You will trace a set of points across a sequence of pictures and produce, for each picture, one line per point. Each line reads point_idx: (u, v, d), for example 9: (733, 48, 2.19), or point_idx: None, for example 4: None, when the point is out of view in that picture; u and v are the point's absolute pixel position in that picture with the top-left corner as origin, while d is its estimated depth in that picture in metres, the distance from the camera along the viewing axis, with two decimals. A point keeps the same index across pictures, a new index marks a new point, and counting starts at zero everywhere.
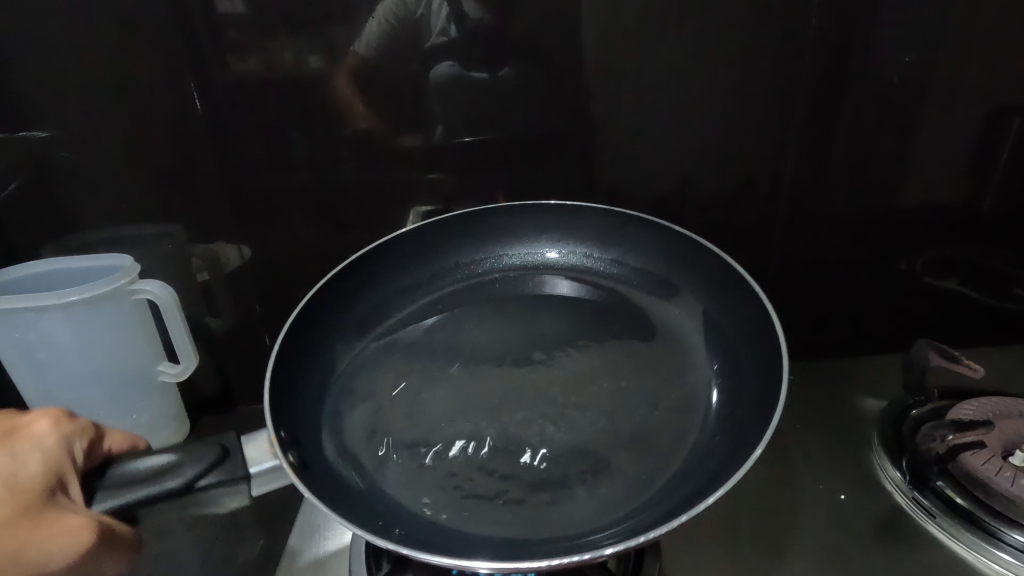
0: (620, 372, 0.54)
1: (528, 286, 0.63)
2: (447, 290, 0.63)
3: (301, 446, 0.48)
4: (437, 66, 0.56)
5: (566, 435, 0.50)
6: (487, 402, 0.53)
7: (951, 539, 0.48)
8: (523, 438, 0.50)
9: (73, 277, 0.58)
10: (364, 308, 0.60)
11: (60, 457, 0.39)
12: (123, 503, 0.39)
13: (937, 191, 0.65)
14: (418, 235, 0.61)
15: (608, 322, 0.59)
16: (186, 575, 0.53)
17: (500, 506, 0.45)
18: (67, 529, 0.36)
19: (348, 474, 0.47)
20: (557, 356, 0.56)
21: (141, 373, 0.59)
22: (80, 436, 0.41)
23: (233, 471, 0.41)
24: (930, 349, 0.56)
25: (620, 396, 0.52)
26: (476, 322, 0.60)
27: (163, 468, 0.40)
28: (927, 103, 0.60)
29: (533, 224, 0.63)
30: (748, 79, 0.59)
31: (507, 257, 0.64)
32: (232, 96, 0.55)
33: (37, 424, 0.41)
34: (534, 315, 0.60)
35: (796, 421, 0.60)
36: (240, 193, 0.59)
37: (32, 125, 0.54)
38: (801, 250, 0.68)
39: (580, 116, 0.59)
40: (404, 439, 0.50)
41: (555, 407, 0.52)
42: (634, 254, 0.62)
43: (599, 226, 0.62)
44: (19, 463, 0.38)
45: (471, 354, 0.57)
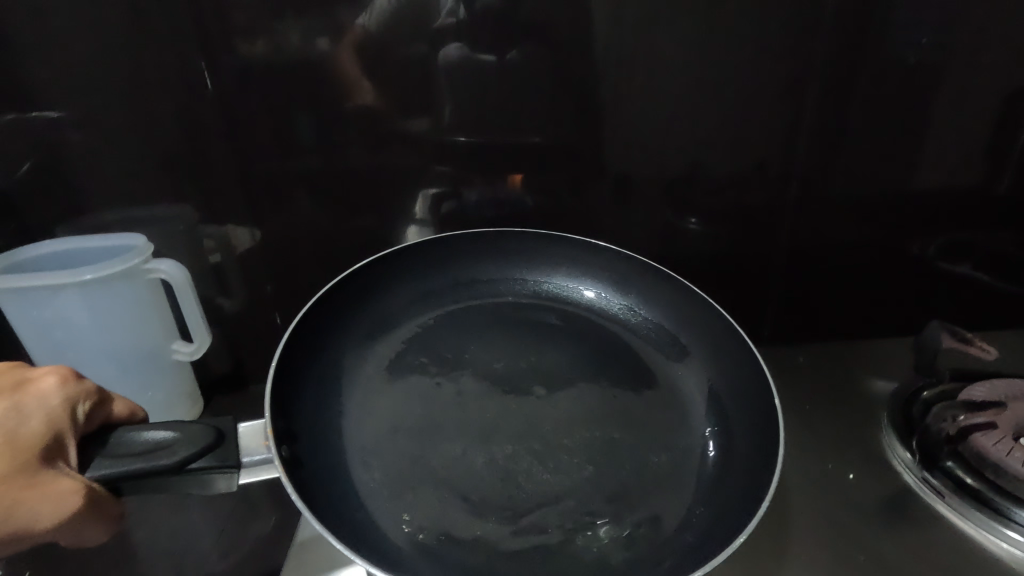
0: (614, 424, 0.53)
1: (537, 315, 0.63)
2: (456, 309, 0.63)
3: (297, 441, 0.49)
4: (446, 48, 0.55)
5: (553, 478, 0.49)
6: (482, 432, 0.52)
7: (959, 518, 0.47)
8: (510, 474, 0.49)
9: (86, 256, 0.59)
10: (372, 311, 0.60)
11: (61, 419, 0.40)
12: (113, 473, 0.40)
13: (952, 174, 0.64)
14: (438, 249, 0.63)
15: (608, 364, 0.59)
16: (202, 549, 0.54)
17: (476, 540, 0.45)
18: (57, 493, 0.38)
19: (339, 475, 0.48)
20: (555, 395, 0.55)
21: (155, 351, 0.60)
22: (83, 399, 0.42)
23: (225, 457, 0.42)
24: (943, 331, 0.57)
25: (610, 447, 0.51)
26: (480, 349, 0.59)
27: (160, 443, 0.41)
28: (944, 84, 0.59)
29: (552, 256, 0.64)
30: (761, 58, 0.58)
31: (518, 283, 0.65)
32: (240, 78, 0.55)
33: (45, 382, 0.42)
34: (536, 346, 0.60)
35: (805, 403, 0.60)
36: (250, 175, 0.59)
37: (42, 105, 0.54)
38: (813, 233, 0.67)
39: (590, 98, 0.59)
40: (393, 460, 0.50)
41: (548, 447, 0.51)
42: (643, 297, 0.63)
43: (617, 262, 0.63)
44: (22, 420, 0.39)
45: (472, 378, 0.57)
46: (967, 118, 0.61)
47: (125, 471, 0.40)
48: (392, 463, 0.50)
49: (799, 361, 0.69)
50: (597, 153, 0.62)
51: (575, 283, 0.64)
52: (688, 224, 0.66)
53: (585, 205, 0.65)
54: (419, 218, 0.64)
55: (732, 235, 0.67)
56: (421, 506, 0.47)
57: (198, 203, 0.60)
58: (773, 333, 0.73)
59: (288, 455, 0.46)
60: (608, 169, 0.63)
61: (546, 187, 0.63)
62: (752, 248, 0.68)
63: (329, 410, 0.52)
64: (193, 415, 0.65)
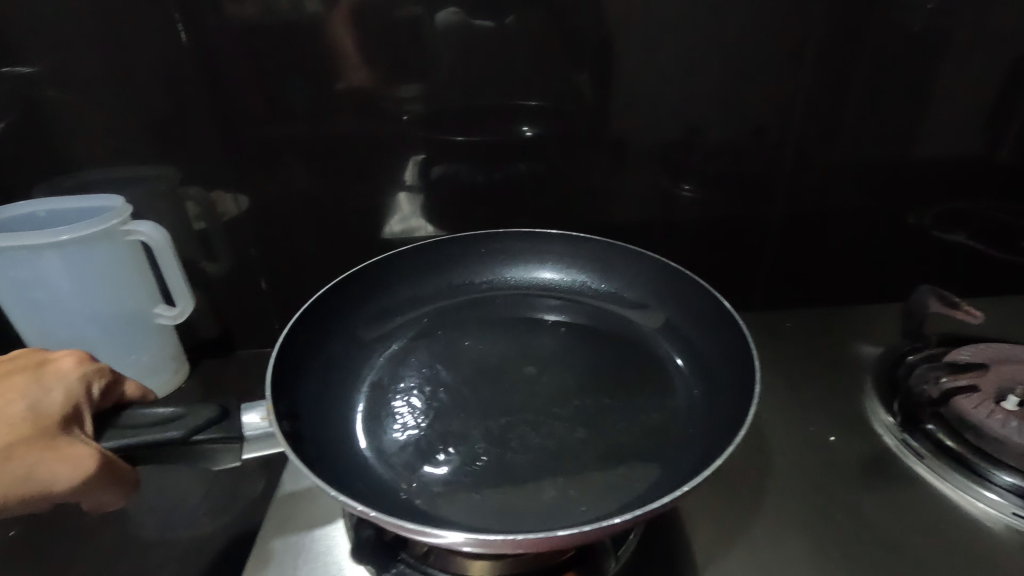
0: (605, 390, 0.54)
1: (528, 309, 0.63)
2: (448, 306, 0.63)
3: (298, 419, 0.50)
4: (439, 12, 0.54)
5: (546, 441, 0.49)
6: (474, 407, 0.52)
7: (936, 478, 0.48)
8: (504, 438, 0.49)
9: (64, 218, 0.58)
10: (368, 312, 0.61)
11: (79, 393, 0.41)
12: (124, 444, 0.40)
13: (953, 145, 0.63)
14: (429, 251, 0.64)
15: (599, 344, 0.59)
16: (189, 506, 0.54)
17: (473, 495, 0.45)
18: (72, 456, 0.38)
19: (338, 448, 0.49)
20: (546, 370, 0.56)
21: (136, 313, 0.59)
22: (99, 377, 0.43)
23: (228, 430, 0.42)
24: (931, 295, 0.56)
25: (602, 411, 0.52)
26: (472, 340, 0.59)
27: (168, 416, 0.41)
28: (948, 52, 0.58)
29: (536, 251, 0.64)
30: (762, 21, 0.56)
31: (507, 279, 0.65)
32: (226, 40, 0.53)
33: (63, 361, 0.43)
34: (527, 334, 0.60)
35: (796, 371, 0.60)
36: (235, 140, 0.58)
37: (19, 61, 0.52)
38: (808, 200, 0.66)
39: (586, 62, 0.57)
40: (385, 435, 0.50)
41: (539, 415, 0.51)
42: (631, 286, 0.63)
43: (602, 255, 0.64)
44: (42, 392, 0.40)
45: (464, 361, 0.57)
46: (971, 88, 0.60)
47: (134, 441, 0.40)
48: (389, 442, 0.50)
49: (786, 323, 0.69)
50: (592, 117, 0.60)
51: (562, 278, 0.65)
52: (682, 191, 0.65)
53: (577, 170, 0.63)
54: (408, 184, 0.62)
55: (726, 203, 0.66)
56: (417, 473, 0.47)
57: (181, 164, 0.58)
58: (764, 300, 0.73)
59: (290, 431, 0.48)
60: (602, 134, 0.61)
61: (538, 153, 0.62)
62: (745, 214, 0.67)
63: (329, 402, 0.53)
64: (177, 381, 0.65)
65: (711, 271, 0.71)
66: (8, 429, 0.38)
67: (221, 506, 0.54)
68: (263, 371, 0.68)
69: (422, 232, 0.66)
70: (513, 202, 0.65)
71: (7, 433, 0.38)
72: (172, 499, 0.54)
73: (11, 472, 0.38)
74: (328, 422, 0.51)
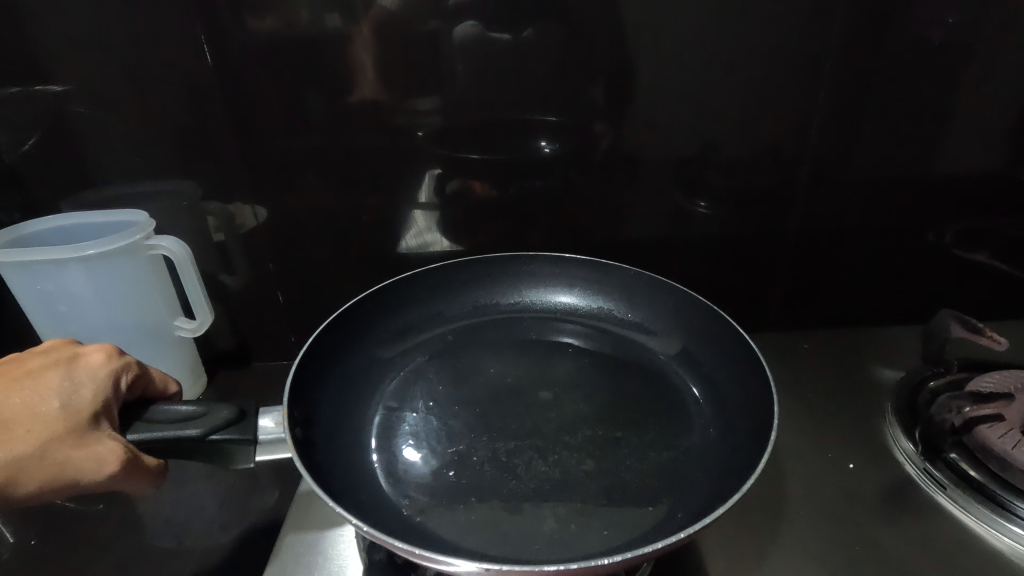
0: (617, 422, 0.53)
1: (548, 332, 0.63)
2: (469, 326, 0.64)
3: (312, 426, 0.50)
4: (457, 27, 0.55)
5: (552, 469, 0.49)
6: (487, 429, 0.52)
7: (961, 511, 0.47)
8: (511, 463, 0.49)
9: (91, 231, 0.60)
10: (389, 327, 0.61)
11: (106, 391, 0.41)
12: (146, 438, 0.41)
13: (974, 161, 0.62)
14: (456, 270, 0.64)
15: (617, 372, 0.59)
16: (204, 518, 0.54)
17: (474, 518, 0.45)
18: (100, 455, 0.39)
19: (345, 457, 0.49)
20: (562, 397, 0.56)
21: (159, 323, 0.61)
22: (126, 372, 0.43)
23: (243, 432, 0.42)
24: (953, 320, 0.55)
25: (611, 443, 0.51)
26: (490, 361, 0.60)
27: (188, 414, 0.42)
28: (969, 67, 0.57)
29: (563, 274, 0.65)
30: (781, 36, 0.56)
31: (531, 302, 0.66)
32: (249, 56, 0.55)
33: (92, 356, 0.42)
34: (546, 358, 0.60)
35: (815, 395, 0.60)
36: (255, 154, 0.59)
37: (49, 79, 0.54)
38: (825, 218, 0.65)
39: (602, 78, 0.57)
40: (394, 449, 0.51)
41: (549, 442, 0.51)
42: (655, 316, 0.63)
43: (627, 282, 0.64)
44: (73, 389, 0.40)
45: (482, 382, 0.57)
46: (994, 104, 0.59)
47: (155, 436, 0.41)
48: (402, 457, 0.50)
49: (803, 347, 0.68)
50: (607, 132, 0.60)
51: (586, 303, 0.65)
52: (697, 208, 0.65)
53: (592, 186, 0.63)
54: (423, 203, 0.63)
55: (741, 220, 0.65)
56: (427, 491, 0.47)
57: (202, 178, 0.59)
58: (780, 319, 0.72)
59: (301, 436, 0.48)
60: (618, 150, 0.61)
61: (553, 169, 0.62)
62: (762, 232, 0.66)
63: (347, 417, 0.53)
64: (195, 392, 0.66)
65: (726, 290, 0.70)
66: (41, 427, 0.39)
67: (236, 517, 0.55)
68: (278, 382, 0.69)
69: (437, 247, 0.66)
70: (528, 218, 0.65)
71: (41, 430, 0.39)
72: (185, 511, 0.55)
73: (43, 467, 0.38)
74: (343, 433, 0.52)
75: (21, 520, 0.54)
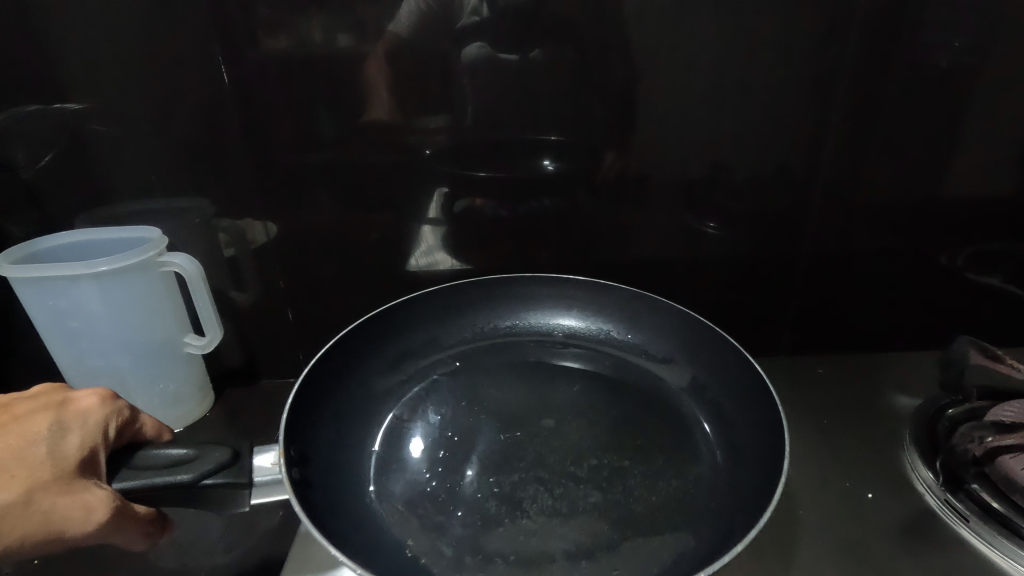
0: (622, 449, 0.53)
1: (549, 355, 0.63)
2: (471, 349, 0.64)
3: (308, 463, 0.50)
4: (466, 47, 0.55)
5: (558, 501, 0.48)
6: (490, 462, 0.52)
7: (985, 545, 0.45)
8: (516, 496, 0.49)
9: (105, 247, 0.60)
10: (387, 354, 0.61)
11: (95, 436, 0.41)
12: (135, 485, 0.40)
13: (985, 184, 0.62)
14: (456, 294, 0.64)
15: (621, 397, 0.58)
16: (208, 540, 0.53)
17: (479, 556, 0.44)
18: (86, 503, 0.38)
19: (346, 495, 0.49)
20: (565, 424, 0.55)
21: (167, 343, 0.61)
22: (116, 418, 0.43)
23: (236, 475, 0.41)
24: (971, 347, 0.53)
25: (618, 472, 0.51)
26: (490, 388, 0.59)
27: (179, 459, 0.41)
28: (978, 90, 0.57)
29: (563, 296, 0.65)
30: (788, 59, 0.56)
31: (532, 324, 0.65)
32: (261, 74, 0.55)
33: (83, 401, 0.42)
34: (548, 382, 0.60)
35: (825, 420, 0.59)
36: (266, 171, 0.59)
37: (67, 97, 0.55)
38: (835, 240, 0.65)
39: (611, 98, 0.58)
40: (399, 484, 0.50)
41: (554, 473, 0.50)
42: (656, 337, 0.63)
43: (627, 304, 0.64)
44: (60, 435, 0.40)
45: (485, 408, 0.57)
46: (1005, 127, 0.59)
47: (146, 484, 0.40)
48: (406, 494, 0.49)
49: (817, 371, 0.68)
50: (616, 150, 0.60)
51: (586, 324, 0.65)
52: (706, 229, 0.64)
53: (601, 208, 0.63)
54: (433, 218, 0.63)
55: (752, 242, 0.65)
56: (432, 526, 0.47)
57: (214, 195, 0.60)
58: (792, 343, 0.71)
59: (299, 477, 0.48)
60: (627, 171, 0.61)
61: (562, 189, 0.62)
62: (772, 254, 0.66)
63: (347, 453, 0.53)
64: (201, 409, 0.65)
65: (737, 312, 0.70)
66: (26, 473, 0.38)
67: (240, 539, 0.54)
68: (285, 400, 0.69)
69: (446, 266, 0.66)
70: (538, 237, 0.65)
71: (25, 478, 0.38)
72: (191, 531, 0.54)
73: (26, 516, 0.37)
74: (344, 468, 0.51)
75: None
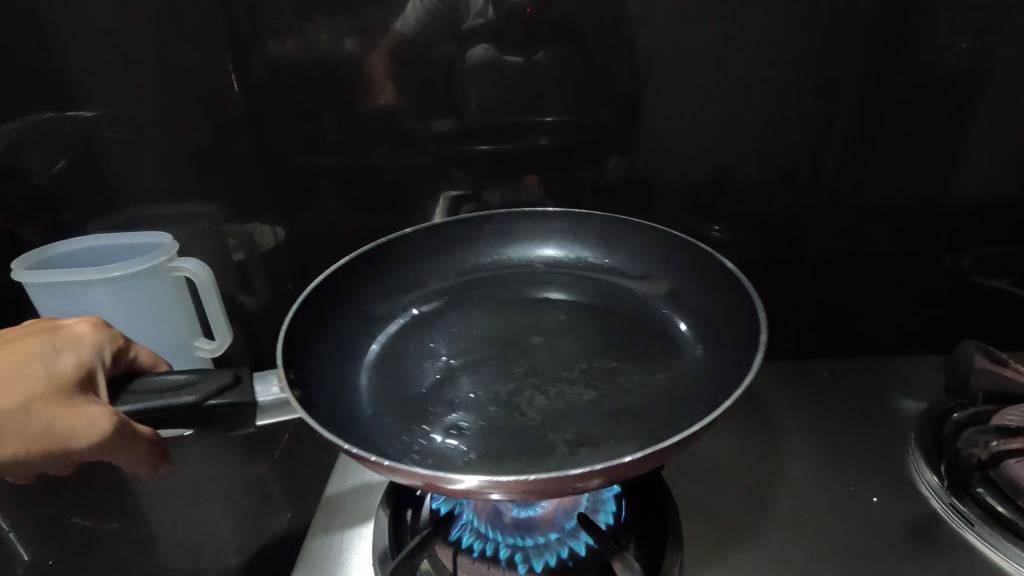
0: (610, 353, 0.53)
1: (530, 285, 0.62)
2: (450, 285, 0.62)
3: (308, 389, 0.48)
4: (472, 49, 0.56)
5: (555, 402, 0.48)
6: (483, 376, 0.51)
7: (991, 550, 0.45)
8: (513, 403, 0.48)
9: (115, 254, 0.61)
10: (368, 294, 0.59)
11: (90, 356, 0.42)
12: (142, 408, 0.41)
13: (991, 186, 0.62)
14: (431, 233, 0.62)
15: (607, 317, 0.58)
16: (219, 544, 0.54)
17: (486, 459, 0.44)
18: (86, 416, 0.40)
19: (346, 417, 0.48)
20: (552, 337, 0.55)
21: (177, 346, 0.61)
22: (111, 343, 0.44)
23: (240, 395, 0.42)
24: (977, 351, 0.53)
25: (608, 372, 0.51)
26: (474, 316, 0.58)
27: (182, 382, 0.42)
28: (983, 93, 0.57)
29: (538, 229, 0.63)
30: (792, 64, 0.56)
31: (509, 257, 0.64)
32: (268, 78, 0.56)
33: (77, 326, 0.44)
34: (532, 309, 0.59)
35: (831, 424, 0.59)
36: (273, 174, 0.60)
37: (79, 105, 0.56)
38: (841, 242, 0.65)
39: (616, 102, 0.58)
40: (394, 407, 0.49)
41: (548, 379, 0.51)
42: (637, 259, 0.61)
43: (603, 232, 0.62)
44: (55, 354, 0.42)
45: (469, 334, 0.56)
46: (1011, 129, 0.59)
47: (153, 405, 0.41)
48: (411, 416, 0.48)
49: (823, 373, 0.68)
50: (620, 153, 0.60)
51: (566, 254, 0.63)
52: (711, 231, 0.65)
53: (606, 210, 0.63)
54: None
55: (757, 245, 0.65)
56: (433, 437, 0.46)
57: (223, 201, 0.61)
58: (798, 346, 0.72)
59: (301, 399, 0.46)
60: (632, 174, 0.62)
61: (567, 192, 0.63)
62: (777, 258, 0.66)
63: (339, 384, 0.51)
64: None
65: None
66: (25, 385, 0.40)
67: (251, 543, 0.54)
68: None
69: None
70: None
71: (24, 390, 0.40)
72: (201, 535, 0.55)
73: (30, 422, 0.40)
74: (337, 398, 0.50)
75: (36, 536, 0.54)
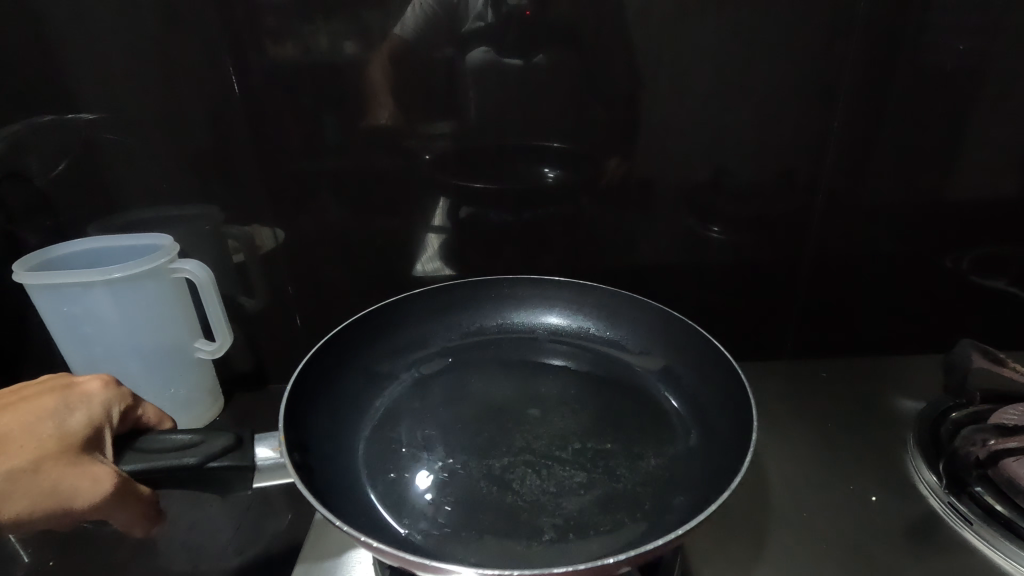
0: (604, 434, 0.53)
1: (531, 352, 0.63)
2: (456, 347, 0.64)
3: (309, 451, 0.50)
4: (471, 52, 0.56)
5: (546, 482, 0.48)
6: (476, 447, 0.52)
7: (990, 548, 0.45)
8: (505, 479, 0.49)
9: (115, 255, 0.61)
10: (376, 351, 0.61)
11: (100, 417, 0.41)
12: (143, 468, 0.40)
13: (989, 186, 0.62)
14: (440, 295, 0.64)
15: (604, 391, 0.59)
16: (219, 544, 0.54)
17: (471, 537, 0.44)
18: (92, 478, 0.38)
19: (341, 478, 0.49)
20: (550, 412, 0.56)
21: (176, 347, 0.61)
22: (119, 402, 0.42)
23: (242, 458, 0.42)
24: (974, 350, 0.54)
25: (602, 455, 0.51)
26: (475, 382, 0.60)
27: (184, 443, 0.41)
28: (981, 92, 0.58)
29: (543, 296, 0.65)
30: (790, 64, 0.57)
31: (515, 322, 0.66)
32: (269, 81, 0.56)
33: (89, 383, 0.42)
34: (532, 376, 0.60)
35: (829, 424, 0.60)
36: (273, 177, 0.60)
37: (80, 108, 0.56)
38: (839, 243, 0.65)
39: (614, 103, 0.58)
40: (388, 469, 0.50)
41: (540, 457, 0.51)
42: (636, 334, 0.63)
43: (606, 304, 0.64)
44: (66, 413, 0.40)
45: (471, 399, 0.57)
46: (1009, 129, 0.59)
47: (153, 466, 0.40)
48: (403, 481, 0.49)
49: (822, 373, 0.68)
50: (619, 154, 0.61)
51: (568, 322, 0.65)
52: (710, 233, 0.65)
53: (605, 212, 0.64)
54: (438, 225, 0.64)
55: (756, 246, 0.65)
56: (423, 508, 0.47)
57: (223, 202, 0.61)
58: (797, 347, 0.72)
59: (299, 460, 0.48)
60: (630, 176, 0.62)
61: (566, 194, 0.63)
62: (776, 258, 0.66)
63: (340, 441, 0.53)
64: (212, 413, 0.66)
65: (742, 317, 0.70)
66: (35, 445, 0.39)
67: (251, 544, 0.54)
68: None
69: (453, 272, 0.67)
70: (543, 242, 0.65)
71: (34, 450, 0.38)
72: (201, 536, 0.55)
73: (36, 483, 0.38)
74: (337, 457, 0.51)
75: (36, 541, 0.54)
